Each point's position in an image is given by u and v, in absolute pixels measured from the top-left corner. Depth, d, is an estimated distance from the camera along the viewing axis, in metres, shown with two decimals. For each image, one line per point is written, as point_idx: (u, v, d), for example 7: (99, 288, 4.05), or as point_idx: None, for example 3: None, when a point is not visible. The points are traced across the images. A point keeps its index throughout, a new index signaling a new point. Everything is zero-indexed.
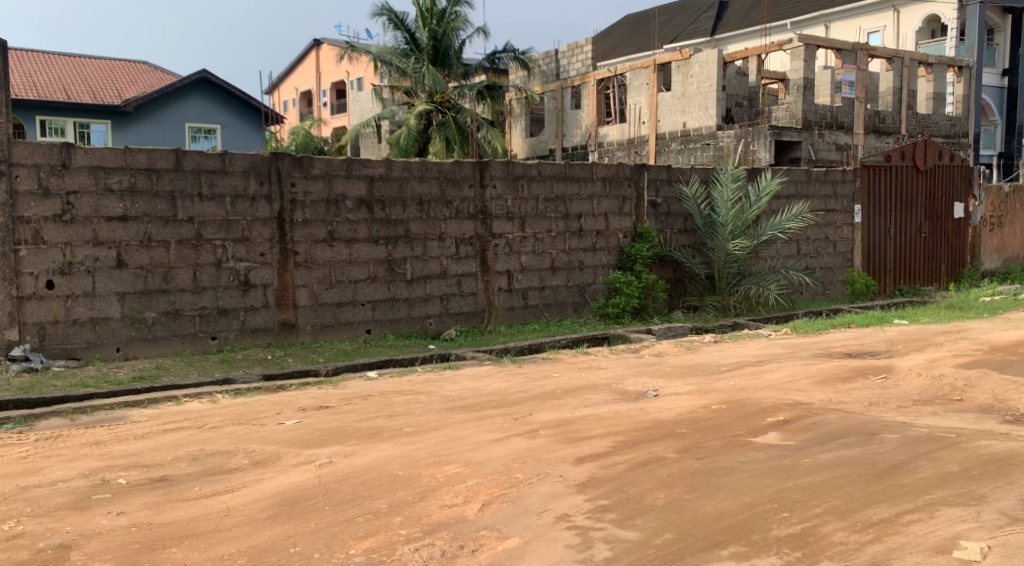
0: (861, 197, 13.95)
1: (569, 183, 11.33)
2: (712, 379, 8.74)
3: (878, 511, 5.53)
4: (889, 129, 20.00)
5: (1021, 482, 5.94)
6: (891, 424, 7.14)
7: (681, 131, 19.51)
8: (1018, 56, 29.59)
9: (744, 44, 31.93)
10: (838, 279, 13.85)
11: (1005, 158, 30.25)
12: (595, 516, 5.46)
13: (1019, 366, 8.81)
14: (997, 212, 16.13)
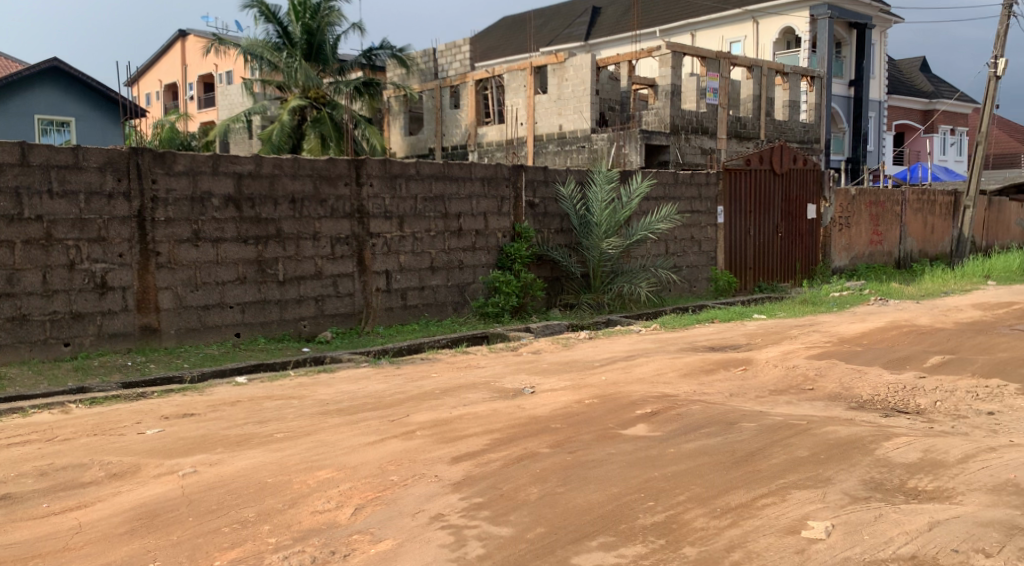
0: (724, 199, 14.58)
1: (448, 183, 11.46)
2: (586, 375, 9.02)
3: (735, 497, 5.87)
4: (749, 135, 20.90)
5: (863, 464, 6.38)
6: (749, 413, 7.56)
7: (557, 132, 19.86)
8: (863, 68, 31.39)
9: (615, 50, 32.83)
10: (703, 277, 14.44)
11: (853, 163, 31.81)
12: (468, 514, 5.61)
13: (865, 355, 9.44)
14: (845, 212, 17.11)
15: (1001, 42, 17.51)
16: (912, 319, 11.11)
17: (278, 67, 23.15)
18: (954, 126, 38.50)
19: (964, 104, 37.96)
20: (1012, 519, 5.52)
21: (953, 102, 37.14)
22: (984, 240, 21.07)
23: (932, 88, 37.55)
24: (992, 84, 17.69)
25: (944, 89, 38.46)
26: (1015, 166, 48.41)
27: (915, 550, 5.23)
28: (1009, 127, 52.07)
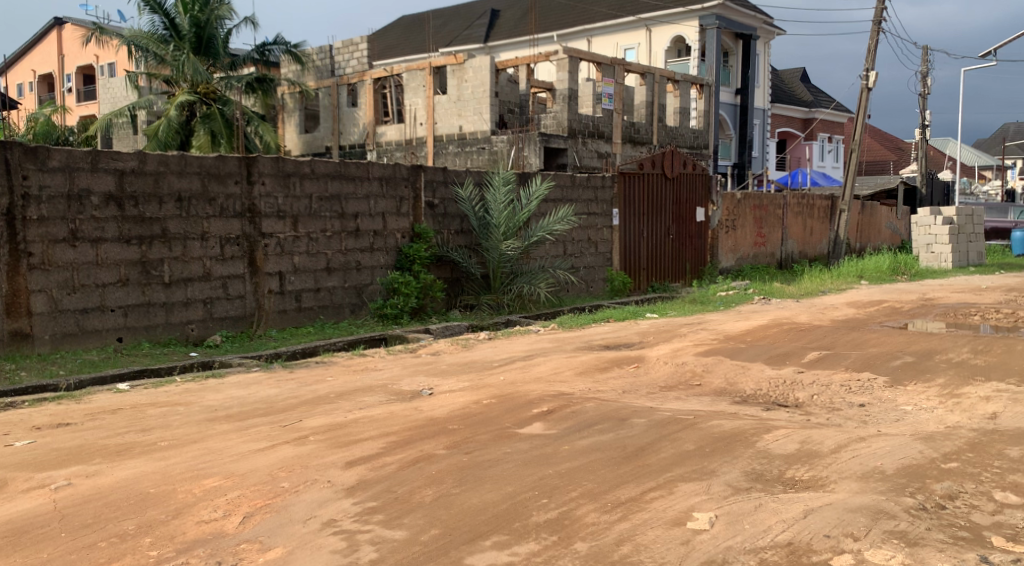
0: (618, 202, 14.87)
1: (345, 182, 11.38)
2: (484, 375, 9.06)
3: (625, 492, 6.01)
4: (642, 140, 21.33)
5: (744, 456, 6.59)
6: (639, 409, 7.73)
7: (457, 133, 19.90)
8: (749, 77, 32.33)
9: (514, 52, 33.08)
10: (600, 278, 14.67)
11: (738, 168, 32.98)
12: (362, 518, 5.60)
13: (749, 352, 9.80)
14: (732, 216, 17.69)
15: (871, 55, 18.33)
16: (792, 317, 11.59)
17: (164, 60, 22.60)
18: (831, 134, 40.11)
19: (840, 113, 39.63)
20: (878, 503, 5.71)
21: (830, 111, 38.77)
22: (858, 242, 22.01)
23: (811, 97, 39.08)
24: (864, 94, 18.49)
25: (822, 99, 40.10)
26: (886, 174, 50.79)
27: (791, 537, 5.39)
28: (880, 136, 54.58)
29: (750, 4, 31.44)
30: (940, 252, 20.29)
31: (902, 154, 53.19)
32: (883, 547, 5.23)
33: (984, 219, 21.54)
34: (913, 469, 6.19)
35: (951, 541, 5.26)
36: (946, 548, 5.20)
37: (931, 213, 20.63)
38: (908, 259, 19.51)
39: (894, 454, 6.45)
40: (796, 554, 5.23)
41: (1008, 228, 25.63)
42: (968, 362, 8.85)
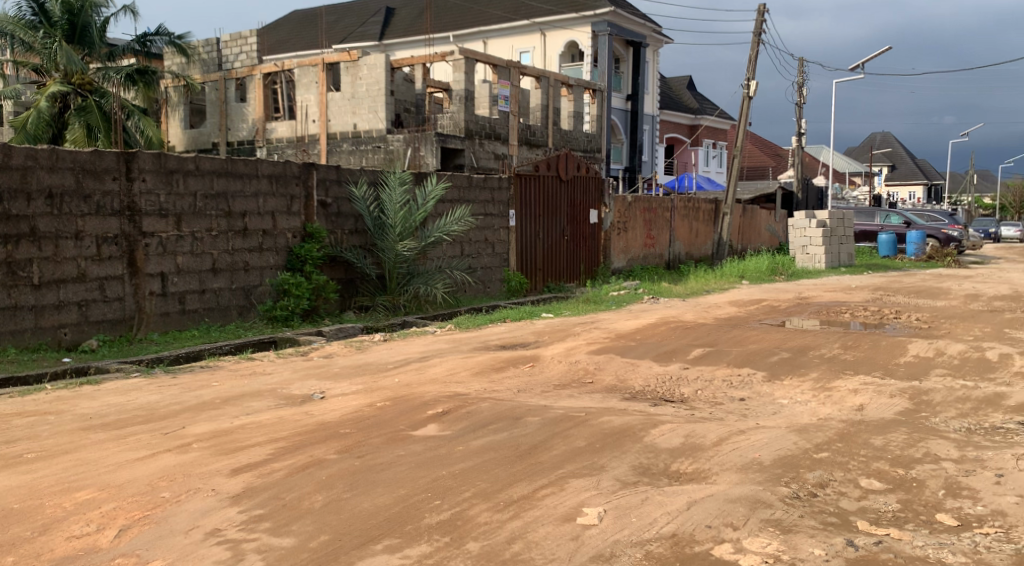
0: (515, 203, 14.96)
1: (231, 180, 11.16)
2: (378, 377, 8.86)
3: (518, 489, 5.89)
4: (538, 142, 21.46)
5: (633, 450, 6.60)
6: (534, 407, 7.56)
7: (351, 131, 19.67)
8: (640, 83, 33.02)
9: (409, 52, 32.93)
10: (497, 278, 14.71)
11: (629, 172, 33.65)
12: (247, 527, 5.45)
13: (639, 351, 9.94)
14: (623, 218, 18.03)
15: (753, 65, 18.92)
16: (678, 316, 11.85)
17: (33, 47, 21.58)
18: (716, 141, 41.32)
19: (724, 121, 40.85)
20: (756, 494, 5.86)
21: (715, 118, 39.94)
22: (740, 244, 22.71)
23: (697, 105, 40.18)
24: (745, 103, 19.07)
25: (708, 106, 41.28)
26: (766, 179, 52.57)
27: (676, 528, 5.45)
28: (760, 143, 56.54)
29: (639, 12, 32.23)
30: (815, 253, 21.09)
31: (780, 161, 55.21)
32: (761, 535, 5.35)
33: (854, 223, 22.48)
34: (787, 459, 6.41)
35: (821, 527, 5.44)
36: (817, 534, 5.37)
37: (807, 217, 21.50)
38: (786, 261, 20.23)
39: (770, 446, 6.67)
40: (682, 545, 5.28)
41: (875, 232, 26.81)
42: (839, 357, 9.25)
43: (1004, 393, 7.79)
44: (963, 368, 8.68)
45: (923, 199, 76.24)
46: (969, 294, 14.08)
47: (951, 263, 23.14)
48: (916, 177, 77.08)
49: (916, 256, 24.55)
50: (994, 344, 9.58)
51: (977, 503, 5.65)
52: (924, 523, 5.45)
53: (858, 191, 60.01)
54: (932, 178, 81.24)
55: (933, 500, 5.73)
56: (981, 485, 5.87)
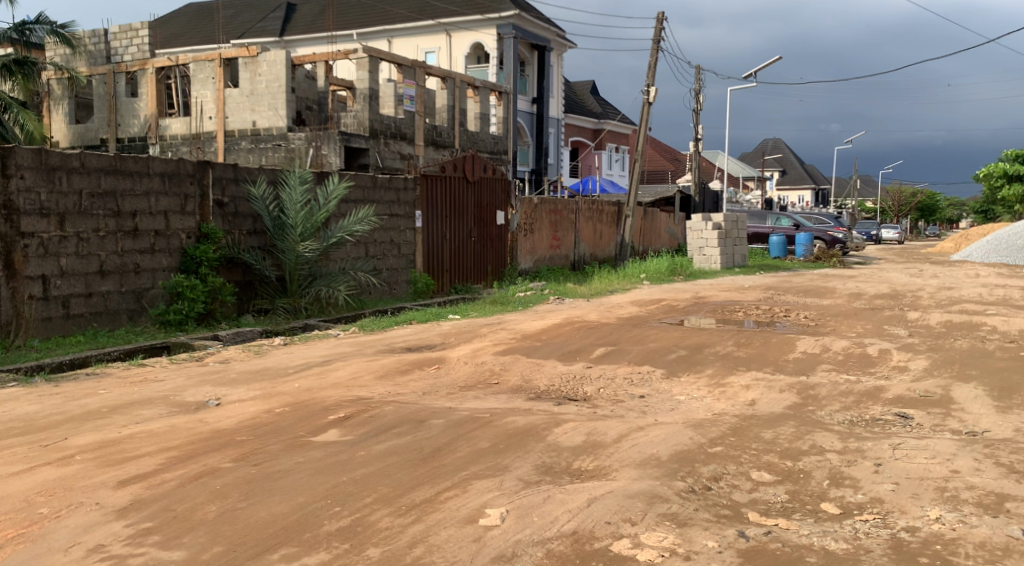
0: (421, 203, 14.94)
1: (121, 177, 10.79)
2: (277, 382, 8.73)
3: (420, 493, 5.91)
4: (444, 143, 21.47)
5: (536, 450, 6.69)
6: (438, 409, 7.56)
7: (250, 129, 19.17)
8: (545, 86, 33.33)
9: (311, 48, 32.63)
10: (403, 279, 14.65)
11: (536, 174, 33.90)
12: (134, 541, 5.36)
13: (543, 350, 10.04)
14: (529, 219, 18.21)
15: (652, 71, 19.34)
16: (582, 316, 12.05)
17: None
18: (617, 145, 42.08)
19: (626, 125, 41.61)
20: (654, 489, 6.03)
21: (617, 122, 40.63)
22: (641, 245, 23.19)
23: (600, 109, 40.80)
24: (645, 108, 19.45)
25: (610, 110, 41.97)
26: (665, 182, 53.76)
27: (576, 526, 5.56)
28: (660, 147, 57.77)
29: (544, 16, 32.65)
30: (711, 254, 21.67)
31: (679, 165, 56.55)
32: (657, 530, 5.51)
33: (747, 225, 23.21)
34: (683, 454, 6.62)
35: (714, 520, 5.64)
36: (711, 526, 5.56)
37: (703, 219, 22.02)
38: (685, 261, 20.72)
39: (667, 442, 6.87)
40: (580, 543, 5.39)
41: (767, 233, 27.70)
42: (733, 354, 9.58)
43: (883, 386, 8.20)
44: (847, 363, 9.10)
45: (810, 203, 79.26)
46: (853, 292, 14.77)
47: (837, 263, 24.12)
48: (805, 182, 80.21)
49: (805, 256, 25.50)
50: (874, 341, 10.05)
51: (858, 491, 5.95)
52: (809, 512, 5.72)
53: (750, 195, 62.02)
54: (819, 182, 84.49)
55: (818, 490, 6.01)
56: (862, 474, 6.18)
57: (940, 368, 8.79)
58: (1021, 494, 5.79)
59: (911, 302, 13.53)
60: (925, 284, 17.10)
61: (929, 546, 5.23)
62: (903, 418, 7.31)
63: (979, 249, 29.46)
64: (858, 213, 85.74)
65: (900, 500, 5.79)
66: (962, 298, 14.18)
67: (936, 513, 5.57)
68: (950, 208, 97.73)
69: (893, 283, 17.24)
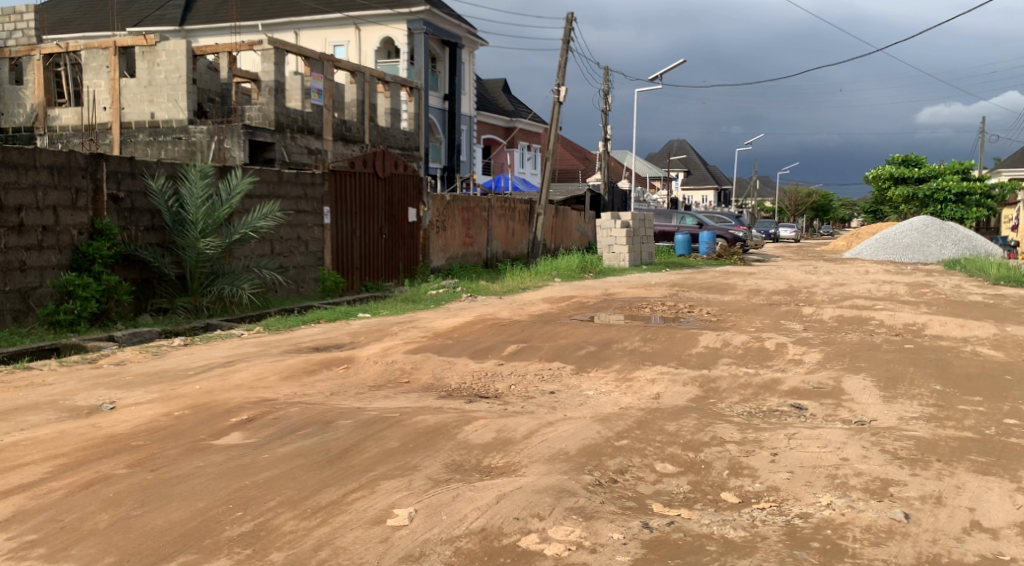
0: (329, 199, 14.72)
1: (4, 170, 10.09)
2: (177, 385, 8.52)
3: (326, 495, 5.86)
4: (353, 138, 21.13)
5: (446, 448, 6.67)
6: (345, 410, 7.49)
7: (148, 121, 18.28)
8: (456, 83, 33.24)
9: (212, 38, 32.13)
10: (310, 277, 14.39)
11: (448, 171, 33.70)
12: (19, 555, 5.18)
13: (453, 348, 10.03)
14: (441, 217, 18.18)
15: (562, 71, 19.50)
16: (494, 314, 12.08)
17: None
18: (528, 143, 42.34)
19: (537, 124, 41.85)
20: (561, 483, 6.09)
21: (529, 121, 40.84)
22: (552, 243, 23.40)
23: (511, 108, 40.94)
24: (556, 108, 19.60)
25: (521, 109, 42.14)
26: (576, 180, 54.30)
27: (484, 523, 5.58)
28: (570, 147, 58.26)
29: (454, 13, 32.55)
30: (619, 252, 21.97)
31: (589, 165, 57.17)
32: (564, 524, 5.57)
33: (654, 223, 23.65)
34: (591, 448, 6.72)
35: (620, 512, 5.74)
36: (616, 518, 5.66)
37: (612, 217, 22.29)
38: (594, 258, 20.95)
39: (575, 437, 6.95)
40: (488, 540, 5.42)
41: (673, 232, 28.24)
42: (639, 349, 9.75)
43: (779, 379, 8.48)
44: (746, 357, 9.36)
45: (714, 202, 81.17)
46: (752, 288, 15.20)
47: (738, 261, 24.79)
48: (708, 182, 82.15)
49: (709, 254, 26.11)
50: (772, 335, 10.36)
51: (755, 480, 6.13)
52: (710, 502, 5.87)
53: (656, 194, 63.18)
54: (721, 183, 86.63)
55: (719, 480, 6.17)
56: (759, 464, 6.37)
57: (832, 361, 9.12)
58: (904, 478, 6.05)
59: (806, 297, 14.00)
60: (819, 280, 17.71)
61: (821, 531, 5.42)
62: (798, 409, 7.56)
63: (868, 247, 30.66)
64: (758, 213, 88.27)
65: (794, 488, 5.99)
66: (853, 294, 14.74)
67: (827, 500, 5.79)
68: (842, 208, 101.39)
69: (790, 279, 17.82)
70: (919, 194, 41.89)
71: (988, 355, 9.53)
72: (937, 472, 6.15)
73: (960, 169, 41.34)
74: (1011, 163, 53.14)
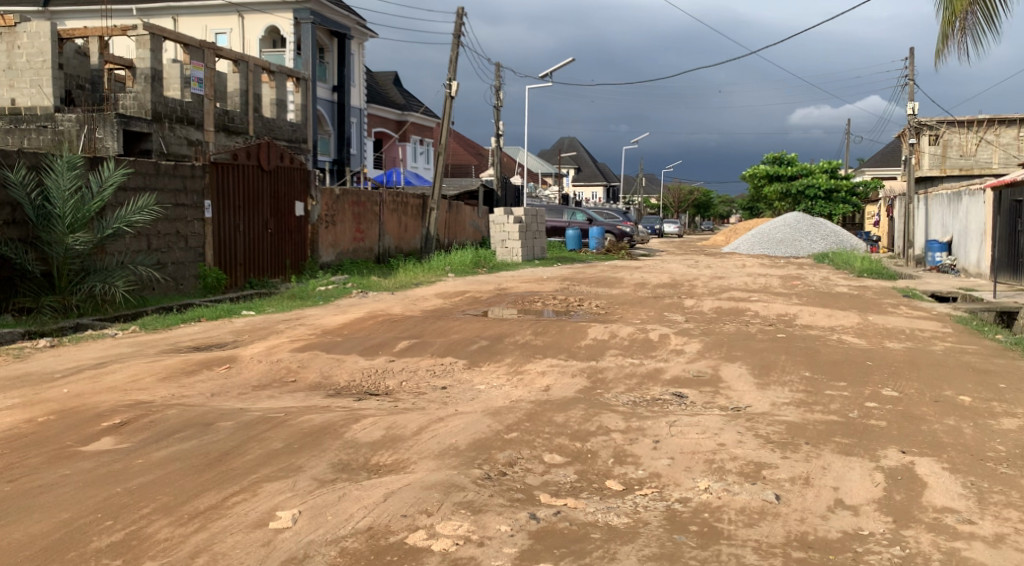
0: (210, 193, 14.26)
1: None
2: (44, 389, 8.12)
3: (205, 500, 5.69)
4: (236, 130, 19.91)
5: (332, 448, 6.55)
6: (227, 411, 7.30)
7: (8, 107, 17.24)
8: (345, 75, 32.76)
9: (82, 21, 30.93)
10: (190, 274, 13.88)
11: (338, 164, 33.28)
12: None
13: (341, 346, 9.87)
14: (331, 211, 17.93)
15: (452, 66, 19.43)
16: (386, 310, 11.97)
17: None
18: (421, 137, 42.16)
19: (429, 118, 41.69)
20: (450, 478, 6.06)
21: (421, 115, 40.67)
22: (446, 238, 23.35)
23: (403, 101, 40.67)
24: (448, 102, 19.53)
25: (413, 103, 41.90)
26: (468, 176, 54.29)
27: (371, 522, 5.51)
28: (463, 142, 58.23)
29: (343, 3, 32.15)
30: (513, 247, 22.05)
31: (482, 160, 57.33)
32: (452, 519, 5.54)
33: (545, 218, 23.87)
34: (480, 442, 6.71)
35: (508, 504, 5.74)
36: (504, 511, 5.66)
37: (505, 213, 22.33)
38: (488, 253, 20.94)
39: (465, 431, 6.93)
40: (374, 539, 5.35)
41: (564, 227, 28.51)
42: (530, 342, 9.81)
43: (662, 368, 8.66)
44: (632, 348, 9.52)
45: (603, 199, 82.51)
46: (638, 282, 15.47)
47: (626, 256, 25.35)
48: (598, 179, 83.52)
49: (599, 249, 26.25)
50: (656, 326, 10.58)
51: (639, 467, 6.23)
52: (596, 490, 5.94)
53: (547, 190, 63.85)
54: (610, 180, 88.20)
55: (604, 468, 6.25)
56: (642, 451, 6.48)
57: (711, 350, 9.37)
58: (776, 461, 6.25)
59: (689, 290, 14.35)
60: (701, 274, 18.21)
61: (698, 515, 5.55)
62: (679, 397, 7.72)
63: (745, 241, 31.56)
64: (645, 209, 90.16)
65: (675, 473, 6.11)
66: (732, 286, 15.20)
67: (705, 484, 5.92)
68: (724, 203, 104.51)
69: (673, 273, 18.21)
70: (792, 190, 43.49)
71: (853, 343, 9.94)
72: (806, 454, 6.37)
73: (829, 168, 43.13)
74: (875, 161, 55.76)
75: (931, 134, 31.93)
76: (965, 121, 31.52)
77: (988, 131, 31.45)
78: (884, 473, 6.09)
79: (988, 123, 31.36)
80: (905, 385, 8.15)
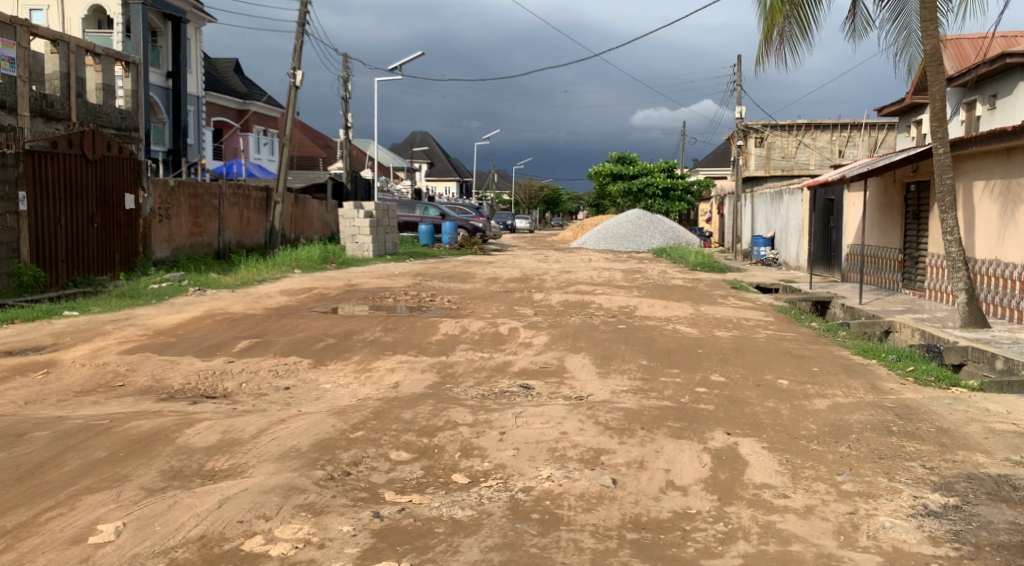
0: (25, 182, 13.31)
1: None
2: None
3: (14, 518, 5.28)
4: (55, 115, 16.58)
5: (163, 455, 6.20)
6: (43, 420, 6.81)
7: None
8: (180, 61, 31.42)
9: None
10: (2, 272, 12.91)
11: (173, 155, 31.80)
12: None
13: (175, 347, 9.41)
14: (164, 204, 17.18)
15: (297, 56, 18.89)
16: (225, 308, 11.52)
17: None
18: (264, 128, 41.07)
19: (273, 107, 40.64)
20: (291, 481, 5.81)
21: (263, 104, 39.55)
22: (291, 232, 22.75)
23: (245, 90, 39.38)
24: (292, 93, 18.99)
25: (256, 92, 40.69)
26: (316, 169, 53.16)
27: (204, 530, 5.22)
28: (310, 134, 56.99)
29: None
30: (363, 242, 21.70)
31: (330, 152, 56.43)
32: (292, 522, 5.33)
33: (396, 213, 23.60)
34: (324, 443, 6.49)
35: (351, 504, 5.57)
36: (346, 511, 5.48)
37: (354, 207, 21.99)
38: (337, 249, 20.49)
39: (308, 432, 6.68)
40: (206, 548, 5.08)
41: (416, 222, 28.30)
42: (379, 339, 9.62)
43: (510, 361, 8.65)
44: (481, 342, 9.49)
45: (456, 193, 82.45)
46: (487, 277, 15.45)
47: (478, 250, 25.43)
48: (450, 173, 83.61)
49: (451, 245, 26.39)
50: (505, 320, 10.60)
51: (484, 459, 6.17)
52: (441, 485, 5.84)
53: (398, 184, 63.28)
54: (463, 175, 88.50)
55: (450, 462, 6.16)
56: (488, 443, 6.42)
57: (556, 342, 9.43)
58: (613, 447, 6.32)
59: (538, 284, 14.46)
60: (548, 268, 18.43)
61: (540, 502, 5.54)
62: (525, 389, 7.72)
63: (591, 237, 32.24)
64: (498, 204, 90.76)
65: (520, 463, 6.09)
66: (578, 279, 15.42)
67: (547, 473, 5.92)
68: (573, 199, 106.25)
69: (523, 267, 18.32)
70: (632, 189, 44.53)
71: (687, 332, 10.24)
72: (642, 439, 6.46)
73: (666, 167, 44.59)
74: (709, 161, 58.22)
75: (757, 136, 33.60)
76: (786, 124, 33.32)
77: (806, 134, 33.23)
78: (712, 454, 6.25)
79: (806, 127, 33.13)
80: (733, 370, 8.44)
